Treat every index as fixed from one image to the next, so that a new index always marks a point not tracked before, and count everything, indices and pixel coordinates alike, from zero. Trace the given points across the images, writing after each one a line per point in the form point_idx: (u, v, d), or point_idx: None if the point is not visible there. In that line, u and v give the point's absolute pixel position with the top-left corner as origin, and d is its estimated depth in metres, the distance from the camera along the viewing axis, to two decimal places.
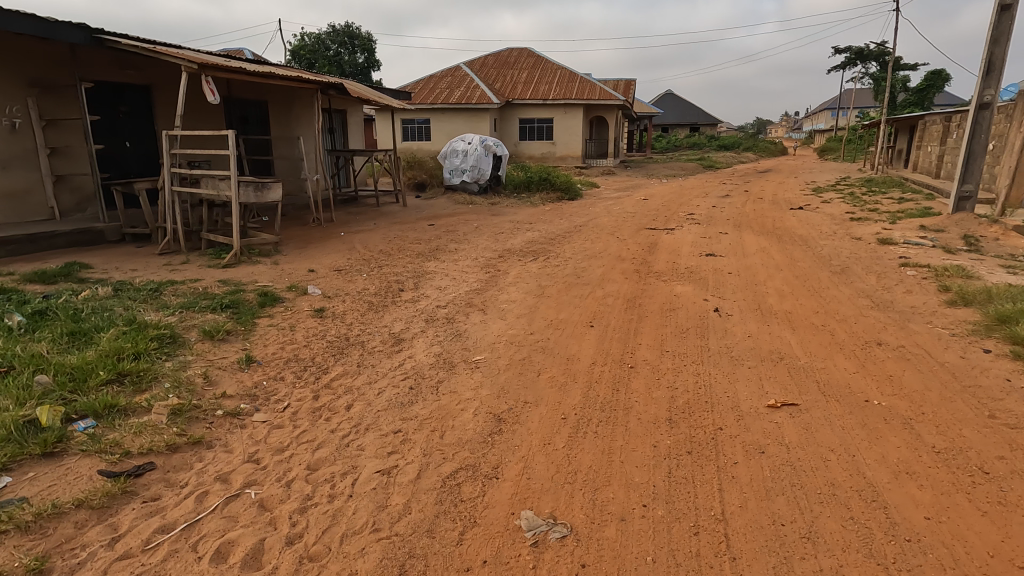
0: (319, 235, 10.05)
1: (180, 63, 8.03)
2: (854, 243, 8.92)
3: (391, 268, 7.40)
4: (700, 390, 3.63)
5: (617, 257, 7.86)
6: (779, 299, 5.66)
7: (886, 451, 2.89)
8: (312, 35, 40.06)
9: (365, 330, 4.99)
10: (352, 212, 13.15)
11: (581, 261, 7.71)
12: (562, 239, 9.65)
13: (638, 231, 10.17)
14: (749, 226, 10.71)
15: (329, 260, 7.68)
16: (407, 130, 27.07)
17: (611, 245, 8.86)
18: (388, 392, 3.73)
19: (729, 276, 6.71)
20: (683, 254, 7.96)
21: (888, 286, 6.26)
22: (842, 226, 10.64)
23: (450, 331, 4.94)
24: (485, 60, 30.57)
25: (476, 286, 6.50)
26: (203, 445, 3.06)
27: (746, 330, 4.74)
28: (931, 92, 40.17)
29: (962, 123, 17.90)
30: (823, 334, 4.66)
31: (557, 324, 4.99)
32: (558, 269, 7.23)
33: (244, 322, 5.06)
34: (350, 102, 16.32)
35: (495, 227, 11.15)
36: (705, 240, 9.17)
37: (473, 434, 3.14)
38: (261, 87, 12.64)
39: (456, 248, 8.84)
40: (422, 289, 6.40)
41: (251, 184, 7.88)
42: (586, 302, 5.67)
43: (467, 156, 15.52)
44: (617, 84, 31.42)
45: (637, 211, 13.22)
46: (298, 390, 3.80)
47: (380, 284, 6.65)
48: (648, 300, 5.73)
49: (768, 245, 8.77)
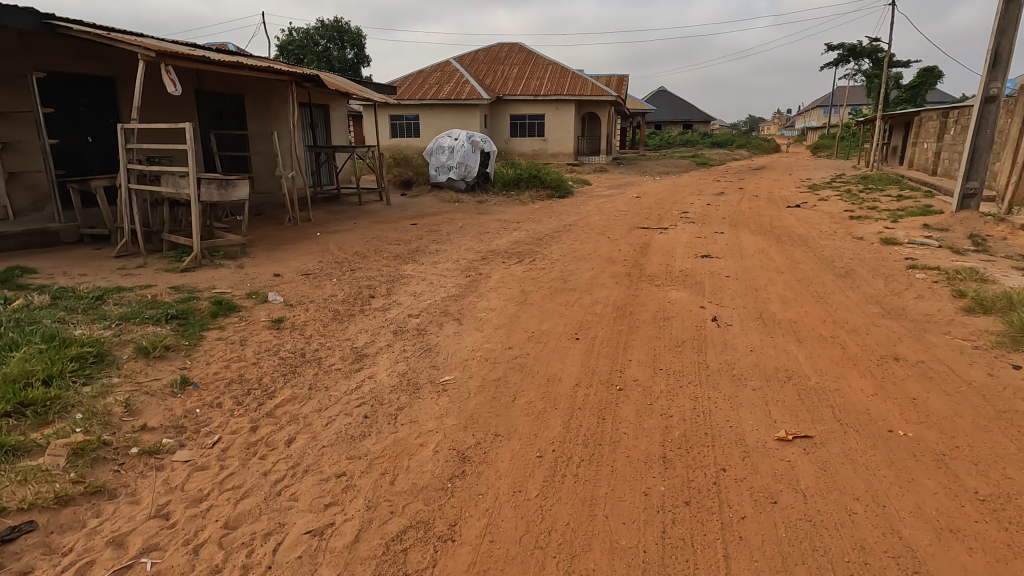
0: (294, 236, 9.50)
1: (136, 50, 7.45)
2: (856, 243, 8.50)
3: (364, 272, 6.88)
4: (698, 418, 3.14)
5: (607, 259, 7.39)
6: (782, 307, 5.20)
7: (920, 500, 2.42)
8: (301, 30, 39.41)
9: (324, 344, 4.47)
10: (332, 211, 12.60)
11: (570, 263, 7.23)
12: (550, 240, 9.16)
13: (630, 231, 9.70)
14: (746, 225, 10.27)
15: (298, 263, 7.15)
16: (396, 126, 26.48)
17: (602, 246, 8.39)
18: (338, 422, 3.22)
19: (727, 280, 6.25)
20: (677, 255, 7.50)
21: (898, 291, 5.81)
22: (842, 225, 10.21)
23: (419, 345, 4.43)
24: (476, 55, 30.02)
25: (454, 292, 5.99)
26: (103, 495, 2.55)
27: (748, 344, 4.26)
28: (923, 89, 40.00)
29: (960, 118, 17.56)
30: (834, 348, 4.19)
31: (538, 336, 4.49)
32: (544, 273, 6.75)
33: (189, 335, 4.53)
34: (332, 96, 15.73)
35: (481, 227, 10.63)
36: (700, 241, 8.71)
37: (430, 480, 2.64)
38: (235, 79, 12.03)
39: (438, 250, 8.33)
40: (395, 296, 5.88)
41: (213, 181, 7.31)
42: (573, 310, 5.18)
43: (453, 153, 14.97)
44: (610, 80, 30.95)
45: (630, 209, 12.76)
46: (235, 419, 3.29)
47: (350, 289, 6.13)
48: (640, 308, 5.25)
49: (766, 245, 8.32)
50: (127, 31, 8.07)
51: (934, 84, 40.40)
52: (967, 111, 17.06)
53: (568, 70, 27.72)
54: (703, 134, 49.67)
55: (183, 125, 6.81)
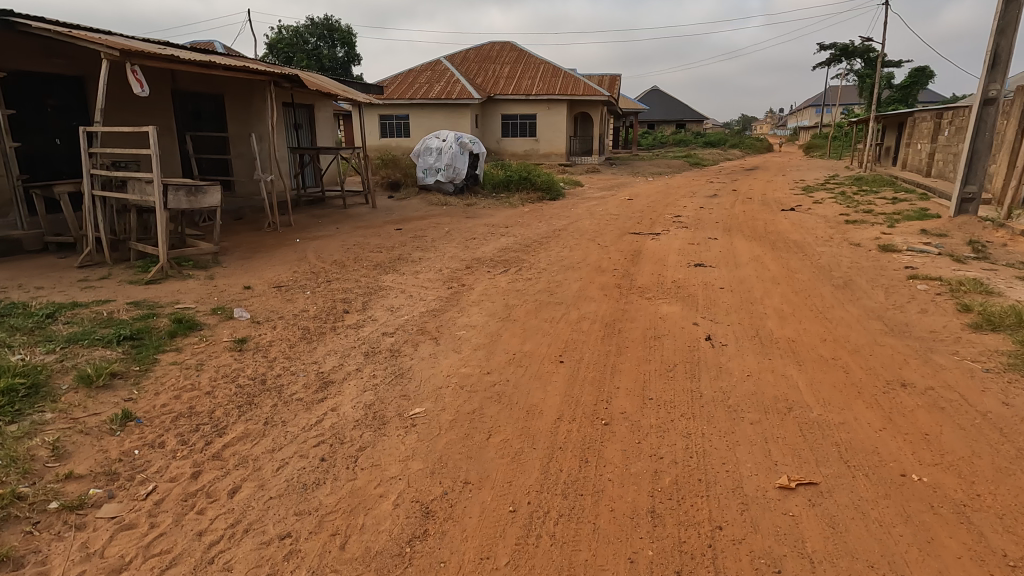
0: (272, 243, 9.13)
1: (100, 49, 7.05)
2: (853, 250, 8.24)
3: (341, 284, 6.53)
4: (691, 459, 2.84)
5: (597, 268, 7.09)
6: (779, 324, 4.91)
7: (943, 567, 2.13)
8: (290, 28, 38.84)
9: (288, 369, 4.13)
10: (316, 214, 12.23)
11: (557, 273, 6.92)
12: (538, 246, 8.84)
13: (621, 236, 9.40)
14: (740, 230, 9.99)
15: (272, 274, 6.79)
16: (385, 126, 26.07)
17: (592, 254, 8.08)
18: (292, 466, 2.89)
19: (721, 292, 5.96)
20: (669, 264, 7.20)
21: (899, 304, 5.54)
22: (838, 230, 9.97)
23: (390, 370, 4.10)
24: (466, 54, 29.65)
25: (434, 307, 5.66)
26: (8, 566, 2.22)
27: (744, 368, 3.96)
28: (915, 89, 40.02)
29: (954, 119, 17.40)
30: (836, 372, 3.89)
31: (519, 359, 4.18)
32: (530, 284, 6.44)
33: (141, 359, 4.18)
34: (317, 96, 15.33)
35: (467, 232, 10.30)
36: (693, 248, 8.42)
37: (387, 544, 2.32)
38: (213, 79, 11.62)
39: (421, 258, 7.99)
40: (371, 311, 5.55)
41: (182, 188, 6.92)
42: (558, 328, 4.87)
43: (441, 154, 14.61)
44: (602, 80, 30.68)
45: (622, 213, 12.47)
46: (176, 463, 2.95)
47: (323, 303, 5.79)
48: (629, 325, 4.95)
49: (761, 253, 8.05)
50: (92, 29, 7.66)
51: (925, 84, 40.48)
52: (961, 112, 16.90)
53: (560, 70, 27.40)
54: (696, 133, 49.52)
55: (146, 129, 6.42)
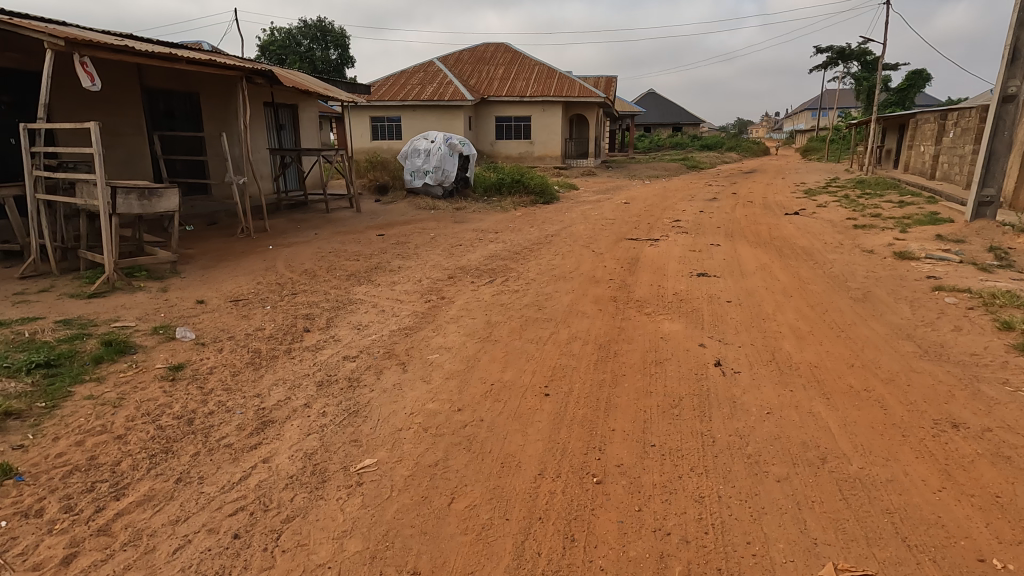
0: (242, 250, 8.49)
1: (44, 39, 6.41)
2: (866, 257, 7.67)
3: (307, 297, 5.89)
4: (707, 539, 2.23)
5: (591, 279, 6.48)
6: (796, 345, 4.31)
7: None
8: (283, 29, 38.28)
9: (224, 404, 3.50)
10: (295, 219, 11.58)
11: (548, 284, 6.31)
12: (528, 253, 8.23)
13: (617, 243, 8.81)
14: (743, 235, 9.41)
15: (232, 286, 6.15)
16: (376, 128, 25.44)
17: (586, 262, 7.48)
18: (196, 546, 2.26)
19: (728, 306, 5.36)
20: (670, 274, 6.61)
21: (929, 321, 4.93)
22: (847, 236, 9.40)
23: (343, 405, 3.46)
24: (460, 55, 29.10)
25: (407, 324, 5.03)
26: None
27: (762, 403, 3.34)
28: (912, 92, 39.73)
29: (959, 120, 16.93)
30: (872, 409, 3.28)
31: (497, 392, 3.54)
32: (517, 296, 5.82)
33: (50, 393, 3.53)
34: (301, 96, 14.71)
35: (454, 238, 9.69)
36: (695, 255, 7.83)
37: None
38: (187, 76, 11.01)
39: (400, 267, 7.36)
40: (334, 329, 4.91)
41: (133, 190, 6.27)
42: (544, 352, 4.25)
43: (430, 156, 13.98)
44: (598, 82, 30.18)
45: (618, 217, 11.88)
46: (49, 540, 2.31)
47: (283, 320, 5.15)
48: (626, 346, 4.33)
49: (768, 260, 7.47)
50: (40, 18, 7.01)
51: (922, 87, 40.23)
52: (967, 113, 16.42)
53: (555, 71, 26.87)
54: (692, 136, 49.12)
55: (88, 125, 5.76)
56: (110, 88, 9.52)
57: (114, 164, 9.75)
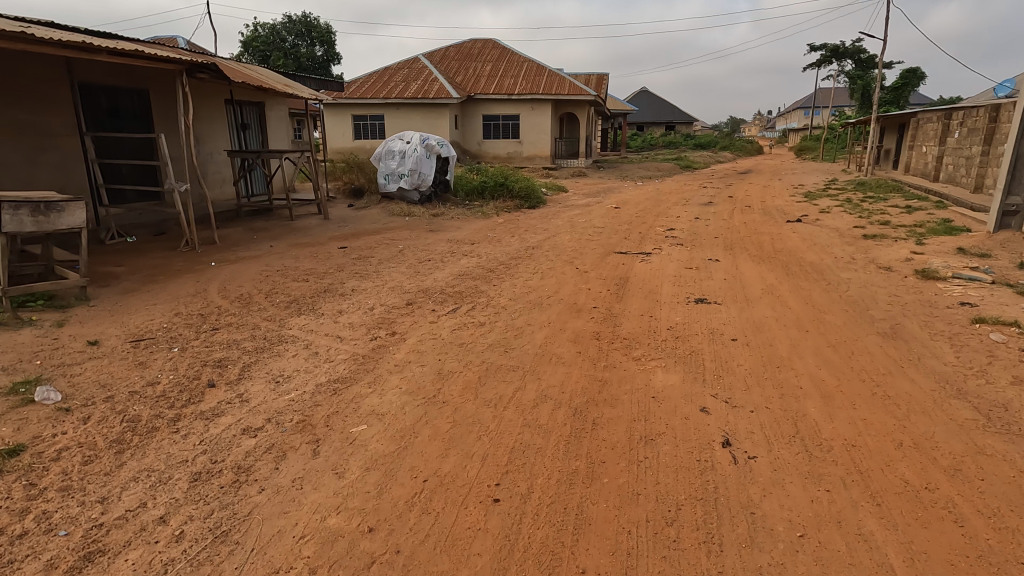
0: (180, 268, 7.49)
1: None
2: (883, 276, 6.78)
3: (228, 334, 4.90)
4: None
5: (572, 307, 5.54)
6: (822, 409, 3.39)
7: None
8: (266, 26, 37.15)
9: (48, 518, 2.51)
10: (253, 228, 10.57)
11: (521, 313, 5.38)
12: (504, 271, 7.29)
13: (604, 257, 7.89)
14: (744, 248, 8.51)
15: (144, 318, 5.17)
16: (359, 127, 24.40)
17: (568, 283, 6.55)
18: None
19: (733, 346, 4.45)
20: (664, 301, 5.69)
21: (979, 368, 4.02)
22: (857, 248, 8.52)
23: (212, 521, 2.49)
24: (446, 51, 28.10)
25: (341, 375, 4.07)
26: None
27: (791, 518, 2.43)
28: (907, 90, 39.13)
29: (965, 120, 16.14)
30: (944, 527, 2.37)
31: (428, 499, 2.59)
32: (482, 332, 4.87)
33: None
34: (267, 93, 13.71)
35: (424, 251, 8.72)
36: (692, 274, 6.91)
37: None
38: (135, 71, 10.06)
39: (353, 291, 6.39)
40: (247, 383, 3.94)
41: (26, 205, 5.26)
42: (503, 422, 3.30)
43: (405, 157, 12.97)
44: (590, 79, 29.28)
45: (607, 225, 10.97)
46: None
47: (188, 367, 4.18)
48: (605, 412, 3.41)
49: (775, 281, 6.58)
50: None
51: (917, 86, 39.66)
52: (974, 112, 15.60)
53: (544, 68, 25.94)
54: (685, 135, 48.36)
55: None
56: (38, 84, 8.52)
57: (45, 169, 8.71)
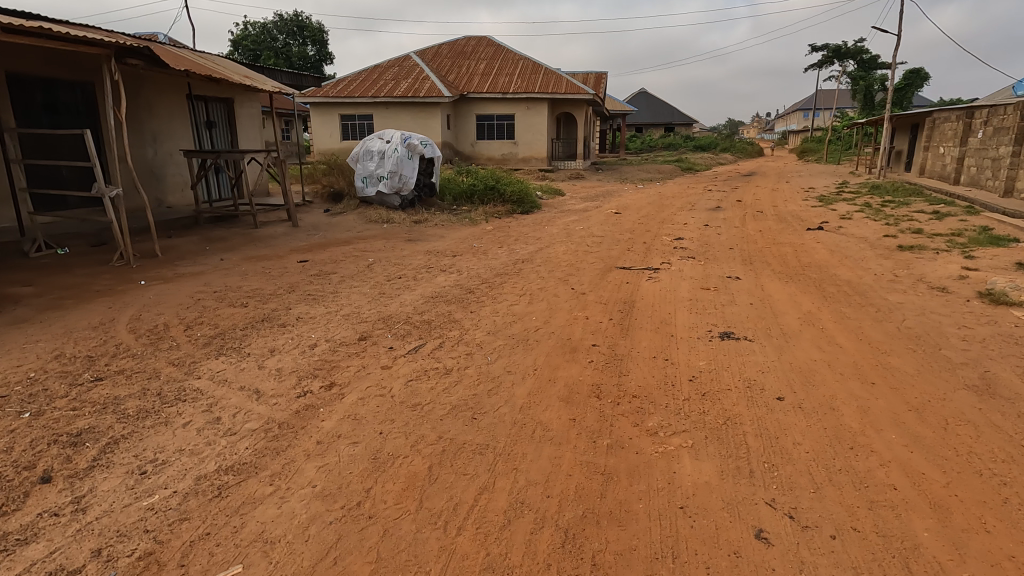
0: (100, 287, 6.29)
1: None
2: (942, 300, 5.63)
3: (112, 388, 3.71)
4: None
5: (564, 345, 4.37)
6: (940, 536, 2.25)
7: None
8: (257, 24, 36.18)
9: None
10: (210, 237, 9.41)
11: (500, 356, 4.20)
12: (486, 292, 6.13)
13: (604, 274, 6.73)
14: (765, 262, 7.37)
15: (10, 364, 3.98)
16: (346, 127, 23.24)
17: (561, 308, 5.40)
18: None
19: (783, 411, 3.27)
20: (681, 336, 4.52)
21: None
22: (895, 262, 7.38)
23: None
24: (439, 49, 26.98)
25: (237, 461, 2.88)
26: None
27: None
28: (912, 91, 38.15)
29: (990, 119, 15.08)
30: None
31: None
32: (445, 386, 3.69)
33: None
34: (236, 88, 12.53)
35: (397, 266, 7.54)
36: (710, 296, 5.75)
37: None
38: (76, 59, 8.83)
39: (297, 320, 5.21)
40: (98, 476, 2.75)
41: None
42: (453, 563, 2.14)
43: (384, 158, 11.70)
44: (588, 78, 28.14)
45: (607, 234, 9.82)
46: None
47: (25, 448, 2.98)
48: (611, 541, 2.25)
49: (813, 306, 5.42)
50: None
51: (922, 86, 38.71)
52: (1001, 110, 14.51)
53: (540, 66, 24.81)
54: (686, 136, 47.37)
55: None
56: None
57: None
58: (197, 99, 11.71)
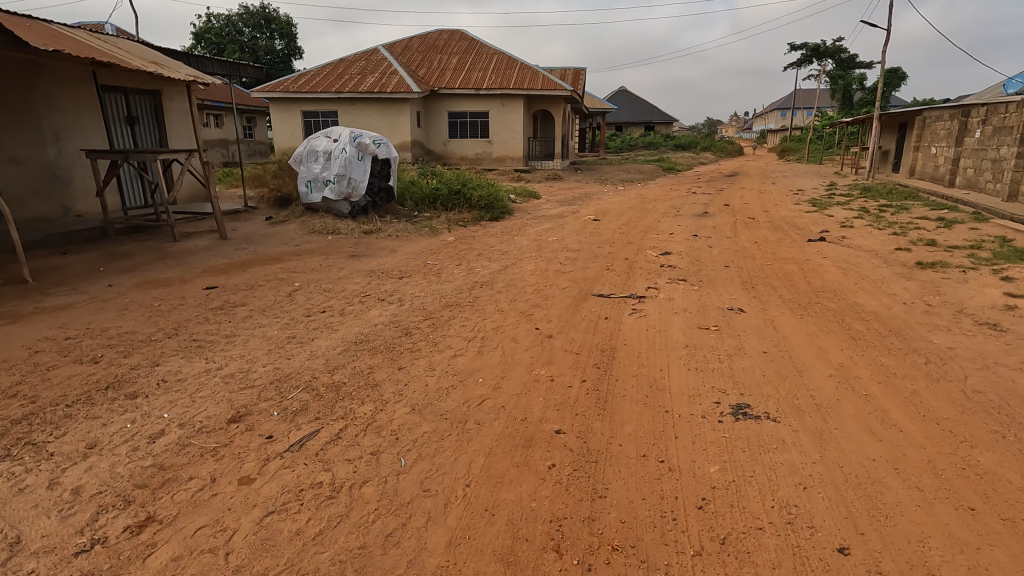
0: None
1: None
2: (999, 343, 4.45)
3: None
4: None
5: (515, 437, 3.04)
6: None
7: None
8: (221, 16, 34.26)
9: None
10: (113, 254, 7.90)
11: (419, 457, 2.86)
12: (427, 334, 4.77)
13: (579, 305, 5.43)
14: (771, 286, 6.17)
15: None
16: (308, 125, 21.63)
17: (521, 363, 4.08)
18: None
19: None
20: (678, 415, 3.23)
21: None
22: (921, 284, 6.25)
23: None
24: (409, 42, 25.46)
25: None
26: None
27: None
28: (890, 90, 37.82)
29: (988, 117, 14.19)
30: None
31: None
32: (318, 530, 2.34)
33: None
34: (162, 79, 10.91)
35: (326, 294, 6.14)
36: (711, 339, 4.49)
37: None
38: None
39: (159, 386, 3.80)
40: None
41: None
42: None
43: (331, 159, 10.25)
44: (566, 74, 26.90)
45: (584, 246, 8.56)
46: None
47: None
48: None
49: (843, 356, 4.18)
50: None
51: (902, 85, 38.35)
52: (1001, 108, 13.61)
53: (515, 60, 23.47)
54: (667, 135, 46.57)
55: None
56: None
57: None
58: (112, 91, 10.11)
